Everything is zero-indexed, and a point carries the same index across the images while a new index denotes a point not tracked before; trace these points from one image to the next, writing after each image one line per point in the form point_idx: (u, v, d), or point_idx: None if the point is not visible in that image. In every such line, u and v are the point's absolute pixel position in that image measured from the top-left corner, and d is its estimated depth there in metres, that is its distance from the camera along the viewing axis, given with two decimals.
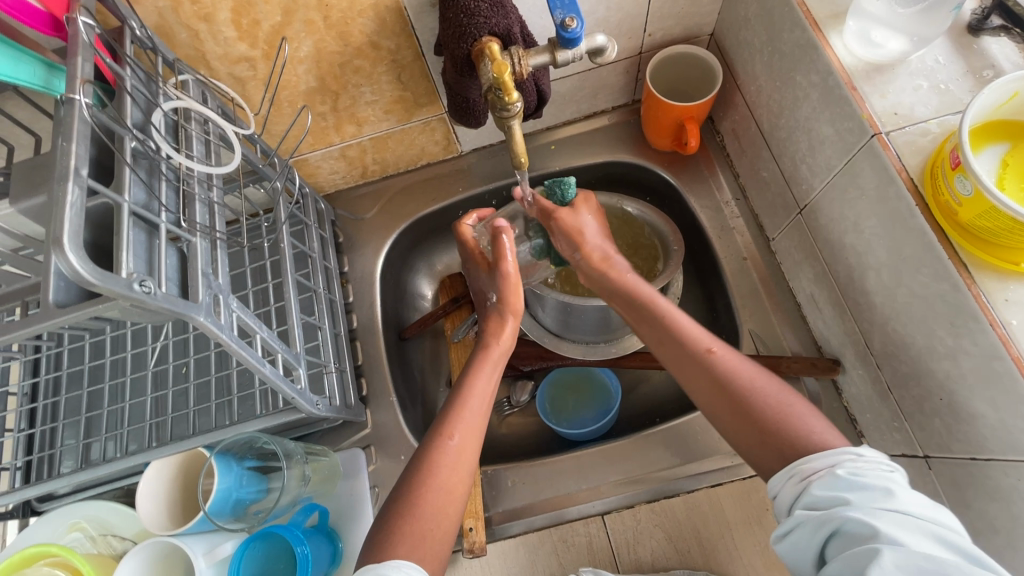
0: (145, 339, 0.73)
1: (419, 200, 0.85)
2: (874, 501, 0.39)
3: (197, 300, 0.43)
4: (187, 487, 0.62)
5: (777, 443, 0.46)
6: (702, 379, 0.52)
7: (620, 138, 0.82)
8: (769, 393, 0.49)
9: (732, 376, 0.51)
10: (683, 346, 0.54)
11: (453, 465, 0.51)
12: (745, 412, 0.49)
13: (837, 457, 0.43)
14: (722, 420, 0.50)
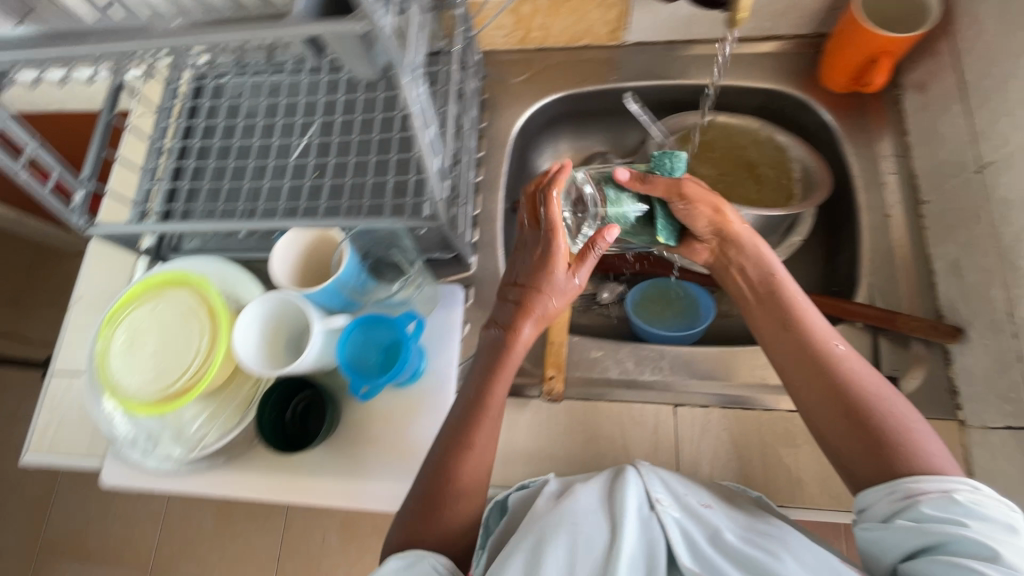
0: (292, 133, 0.77)
1: (567, 79, 0.85)
2: (995, 531, 0.43)
3: (406, 59, 0.45)
4: (313, 263, 0.68)
5: (884, 451, 0.50)
6: (817, 380, 0.55)
7: (790, 67, 0.79)
8: (887, 404, 0.52)
9: (851, 378, 0.54)
10: (807, 343, 0.57)
11: (475, 466, 0.56)
12: (852, 413, 0.52)
13: (953, 486, 0.46)
14: (821, 415, 0.54)
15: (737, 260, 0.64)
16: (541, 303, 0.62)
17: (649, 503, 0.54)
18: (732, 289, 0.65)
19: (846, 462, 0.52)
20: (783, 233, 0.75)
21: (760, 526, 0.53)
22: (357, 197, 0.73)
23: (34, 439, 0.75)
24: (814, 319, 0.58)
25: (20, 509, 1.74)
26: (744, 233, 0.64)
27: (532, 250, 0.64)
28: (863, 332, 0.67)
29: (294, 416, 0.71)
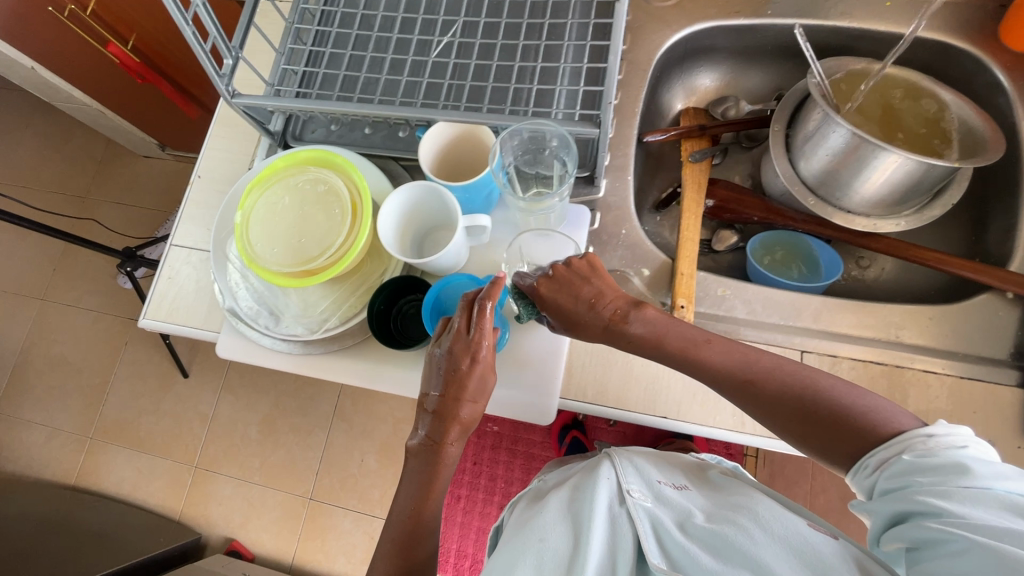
0: (432, 30, 0.76)
1: (717, 9, 0.80)
2: (946, 481, 0.41)
3: None
4: (455, 156, 0.67)
5: (850, 429, 0.48)
6: (755, 401, 0.53)
7: (968, 19, 0.73)
8: (824, 401, 0.50)
9: (781, 389, 0.52)
10: (734, 370, 0.55)
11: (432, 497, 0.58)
12: (804, 414, 0.50)
13: (905, 449, 0.44)
14: (777, 417, 0.52)
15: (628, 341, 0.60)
16: (460, 427, 0.58)
17: (622, 497, 0.57)
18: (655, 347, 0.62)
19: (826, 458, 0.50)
20: (932, 196, 0.71)
21: (732, 501, 0.55)
22: (499, 101, 0.72)
23: (153, 304, 0.77)
24: (731, 360, 0.56)
25: (76, 393, 1.81)
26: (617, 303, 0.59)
27: (442, 371, 0.59)
28: (1011, 303, 0.65)
29: (399, 320, 0.68)
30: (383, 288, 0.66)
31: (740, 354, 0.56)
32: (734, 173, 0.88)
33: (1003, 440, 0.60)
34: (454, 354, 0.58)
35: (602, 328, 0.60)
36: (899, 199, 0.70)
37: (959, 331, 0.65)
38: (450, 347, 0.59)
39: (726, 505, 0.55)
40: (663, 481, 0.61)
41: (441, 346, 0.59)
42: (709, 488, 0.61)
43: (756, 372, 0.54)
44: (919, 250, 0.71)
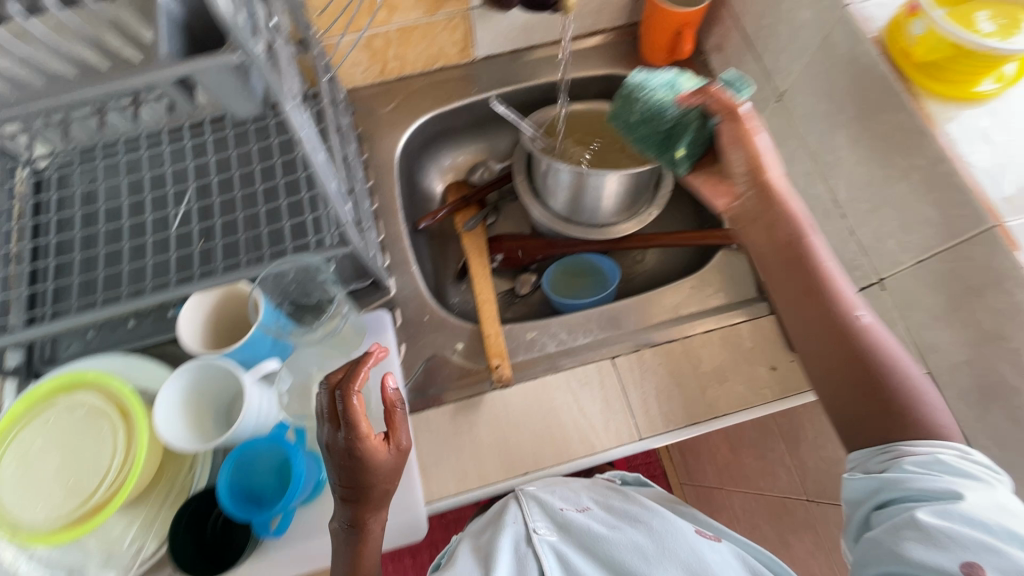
0: (165, 204, 0.74)
1: (433, 102, 0.90)
2: (971, 489, 0.44)
3: (283, 86, 0.47)
4: (222, 318, 0.64)
5: (884, 422, 0.50)
6: (833, 360, 0.53)
7: (618, 56, 0.91)
8: (881, 350, 0.52)
9: (873, 345, 0.52)
10: (851, 312, 0.54)
11: None
12: (853, 371, 0.52)
13: (925, 449, 0.47)
14: (831, 385, 0.54)
15: (761, 222, 0.60)
16: (376, 506, 0.55)
17: (528, 537, 0.65)
18: (751, 257, 0.62)
19: (847, 411, 0.52)
20: (653, 189, 0.85)
21: (627, 512, 0.67)
22: (255, 248, 0.72)
23: None
24: (837, 303, 0.55)
25: None
26: (780, 186, 0.60)
27: (346, 466, 0.52)
28: (741, 250, 0.79)
29: (217, 527, 0.59)
30: (189, 499, 0.59)
31: (857, 300, 0.55)
32: (512, 223, 0.96)
33: (782, 360, 0.71)
34: (346, 448, 0.51)
35: (758, 211, 0.61)
36: (630, 200, 0.84)
37: (714, 288, 0.77)
38: (343, 443, 0.51)
39: (624, 517, 0.67)
40: (566, 508, 0.68)
41: (333, 432, 0.52)
42: (601, 500, 0.71)
43: (866, 317, 0.54)
44: (665, 235, 0.83)
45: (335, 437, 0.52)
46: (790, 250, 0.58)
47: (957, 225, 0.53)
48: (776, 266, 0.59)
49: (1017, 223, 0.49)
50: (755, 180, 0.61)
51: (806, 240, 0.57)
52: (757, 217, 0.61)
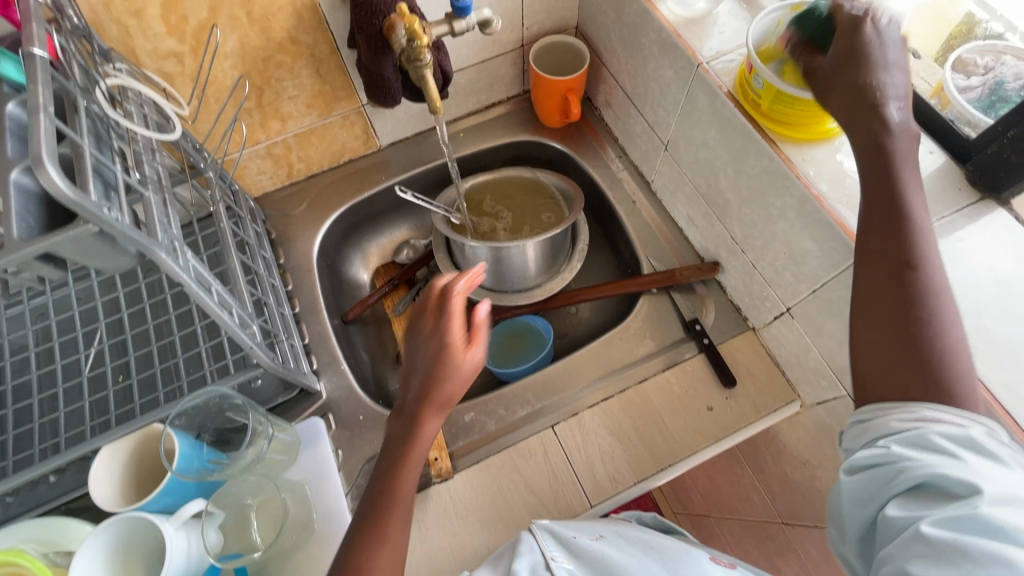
0: (75, 348, 0.71)
1: (345, 194, 0.91)
2: (992, 471, 0.36)
3: (157, 238, 0.48)
4: (144, 465, 0.61)
5: (900, 375, 0.40)
6: (873, 273, 0.43)
7: (520, 122, 0.95)
8: (937, 325, 0.40)
9: (924, 294, 0.41)
10: (903, 231, 0.42)
11: None
12: (900, 317, 0.41)
13: (932, 416, 0.39)
14: (863, 308, 0.43)
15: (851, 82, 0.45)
16: (430, 421, 0.53)
17: (546, 564, 0.50)
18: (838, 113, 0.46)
19: (870, 360, 0.42)
20: (571, 245, 0.87)
21: (643, 543, 0.55)
22: (173, 379, 0.71)
23: None
24: (881, 215, 0.43)
25: None
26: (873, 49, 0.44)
27: (426, 345, 0.55)
28: (662, 293, 0.80)
29: None
30: None
31: (931, 245, 0.42)
32: None
33: (716, 399, 0.72)
34: (431, 328, 0.56)
35: (854, 110, 0.44)
36: (550, 261, 0.85)
37: (642, 335, 0.78)
38: (433, 326, 0.56)
39: (643, 546, 0.55)
40: (579, 535, 0.55)
41: (426, 310, 0.57)
42: (618, 531, 0.59)
43: (928, 268, 0.41)
44: (590, 288, 0.83)
45: (422, 316, 0.57)
46: (863, 147, 0.44)
47: (836, 257, 0.55)
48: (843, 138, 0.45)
49: None
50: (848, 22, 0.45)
51: (880, 141, 0.43)
52: (856, 114, 0.44)
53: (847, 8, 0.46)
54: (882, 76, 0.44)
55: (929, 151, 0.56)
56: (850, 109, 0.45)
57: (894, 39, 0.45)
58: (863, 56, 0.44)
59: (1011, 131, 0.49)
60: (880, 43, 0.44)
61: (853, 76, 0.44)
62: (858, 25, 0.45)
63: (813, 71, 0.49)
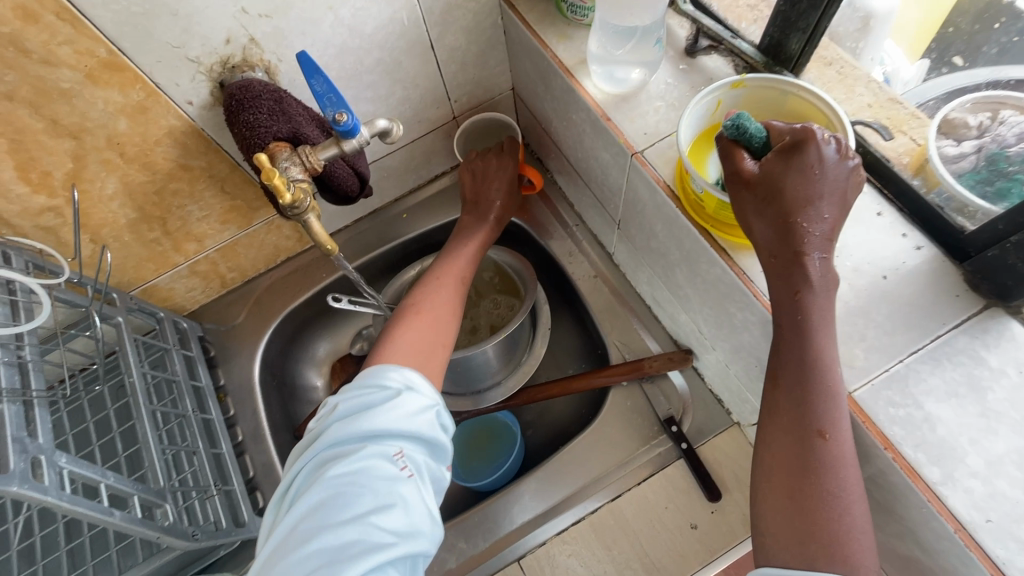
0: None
1: (285, 296, 0.84)
2: None
3: (5, 469, 0.42)
4: None
5: (808, 546, 0.35)
6: (782, 433, 0.38)
7: None
8: (838, 505, 0.36)
9: (827, 467, 0.37)
10: (814, 395, 0.38)
11: (433, 322, 0.60)
12: (798, 488, 0.37)
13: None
14: (770, 470, 0.39)
15: (781, 207, 0.39)
16: (467, 246, 0.71)
17: None
18: (759, 237, 0.40)
19: (770, 527, 0.38)
20: (531, 329, 0.80)
21: None
22: (103, 547, 0.64)
23: None
24: (795, 368, 0.39)
25: None
26: (803, 176, 0.39)
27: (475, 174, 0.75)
28: (633, 386, 0.71)
29: None
30: None
31: (844, 411, 0.38)
32: None
33: (701, 515, 0.63)
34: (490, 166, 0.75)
35: (776, 253, 0.40)
36: (509, 353, 0.77)
37: (615, 438, 0.69)
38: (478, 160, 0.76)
39: None
40: None
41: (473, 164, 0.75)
42: None
43: (837, 439, 0.37)
44: (555, 384, 0.74)
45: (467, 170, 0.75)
46: (781, 292, 0.40)
47: None
48: (766, 247, 0.40)
49: (862, 391, 0.41)
50: (799, 140, 0.39)
51: (799, 295, 0.39)
52: (776, 258, 0.40)
53: (789, 130, 0.40)
54: (810, 219, 0.38)
55: (914, 247, 0.46)
56: (771, 252, 0.40)
57: (834, 180, 0.39)
58: (790, 194, 0.39)
59: (1015, 235, 0.39)
60: (817, 182, 0.38)
61: (776, 209, 0.39)
62: (805, 148, 0.39)
63: (741, 175, 0.41)
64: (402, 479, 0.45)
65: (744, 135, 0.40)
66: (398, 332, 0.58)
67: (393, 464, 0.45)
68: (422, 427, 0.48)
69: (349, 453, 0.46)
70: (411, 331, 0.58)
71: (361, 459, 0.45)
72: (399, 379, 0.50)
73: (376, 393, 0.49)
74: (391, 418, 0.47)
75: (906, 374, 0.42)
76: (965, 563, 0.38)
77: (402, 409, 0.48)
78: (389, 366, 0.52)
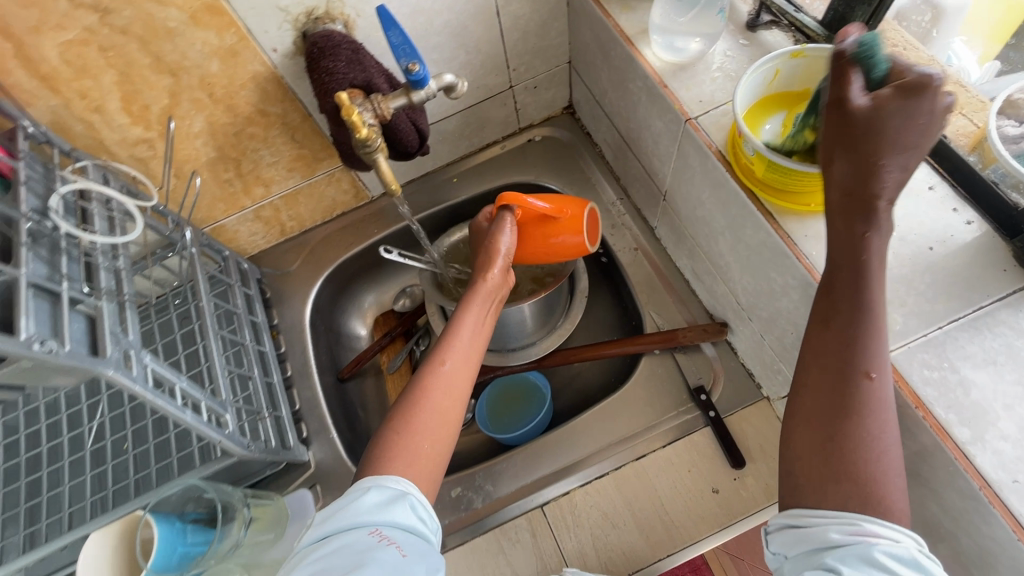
0: (78, 422, 0.71)
1: (338, 247, 0.89)
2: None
3: (104, 355, 0.47)
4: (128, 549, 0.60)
5: (843, 483, 0.38)
6: (826, 375, 0.40)
7: (515, 162, 0.89)
8: (876, 441, 0.38)
9: (869, 408, 0.39)
10: (861, 339, 0.39)
11: (446, 390, 0.54)
12: (837, 425, 0.39)
13: (871, 530, 0.36)
14: (810, 413, 0.40)
15: (871, 145, 0.37)
16: (472, 312, 0.60)
17: None
18: (835, 171, 0.39)
19: (804, 460, 0.40)
20: (569, 296, 0.82)
21: None
22: (167, 454, 0.70)
23: None
24: (845, 313, 0.40)
25: None
26: (909, 121, 0.36)
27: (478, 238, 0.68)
28: (665, 355, 0.73)
29: None
30: None
31: (887, 355, 0.40)
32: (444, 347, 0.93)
33: (724, 481, 0.65)
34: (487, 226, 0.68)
35: (850, 193, 0.38)
36: (546, 316, 0.80)
37: (643, 403, 0.71)
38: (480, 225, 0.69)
39: None
40: None
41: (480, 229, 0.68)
42: None
43: (882, 381, 0.39)
44: (586, 349, 0.77)
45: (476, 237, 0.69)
46: (838, 237, 0.40)
47: None
48: (839, 185, 0.39)
49: (898, 352, 0.43)
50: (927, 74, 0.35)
51: (860, 242, 0.39)
52: (850, 199, 0.39)
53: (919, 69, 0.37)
54: (893, 168, 0.37)
55: (965, 221, 0.46)
56: (845, 192, 0.39)
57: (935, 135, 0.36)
58: (887, 140, 0.36)
59: None
60: (922, 129, 0.36)
61: (865, 154, 0.37)
62: (927, 94, 0.35)
63: (843, 102, 0.38)
64: (375, 551, 0.43)
65: (868, 60, 0.38)
66: (398, 430, 0.52)
67: (365, 539, 0.44)
68: (394, 507, 0.46)
69: (324, 550, 0.44)
70: (410, 432, 0.51)
71: (333, 547, 0.44)
72: (371, 484, 0.48)
73: (347, 494, 0.48)
74: (359, 505, 0.46)
75: (942, 340, 0.43)
76: (988, 522, 0.39)
77: (372, 500, 0.47)
78: (371, 484, 0.48)
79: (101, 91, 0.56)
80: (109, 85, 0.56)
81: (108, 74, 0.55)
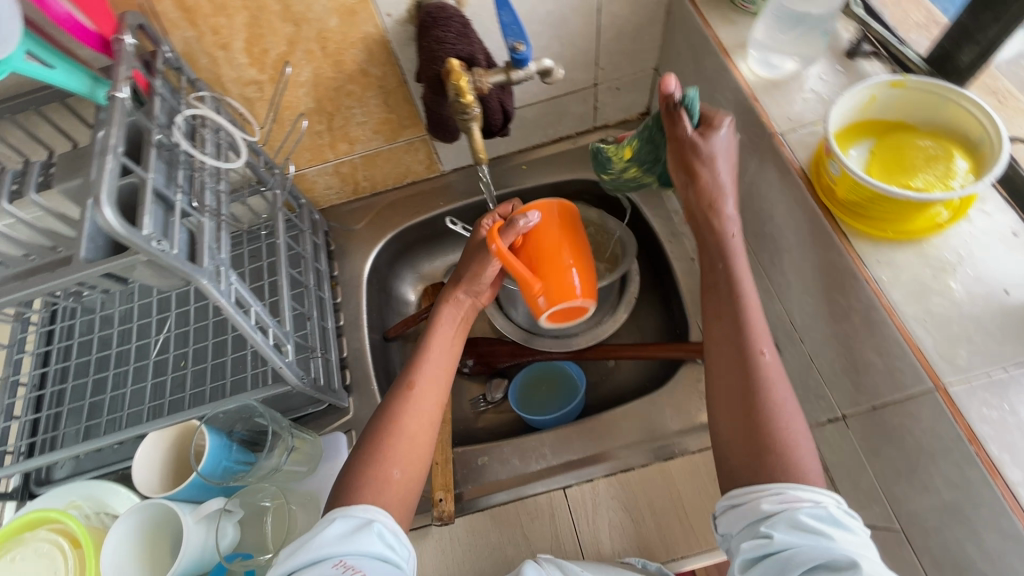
0: (148, 332, 0.77)
1: (403, 214, 0.93)
2: (850, 542, 0.42)
3: (202, 265, 0.51)
4: (180, 451, 0.67)
5: (767, 449, 0.48)
6: (729, 363, 0.52)
7: (585, 159, 0.91)
8: (769, 407, 0.49)
9: (758, 386, 0.50)
10: (744, 330, 0.52)
11: (415, 415, 0.57)
12: (743, 403, 0.50)
13: (794, 497, 0.45)
14: (720, 399, 0.51)
15: (685, 185, 0.58)
16: (442, 335, 0.64)
17: None
18: (684, 198, 0.59)
19: (730, 439, 0.50)
20: (618, 294, 0.84)
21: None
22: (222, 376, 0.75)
23: None
24: (727, 310, 0.54)
25: None
26: (710, 155, 0.56)
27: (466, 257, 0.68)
28: None
29: None
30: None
31: (767, 334, 0.53)
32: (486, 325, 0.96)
33: None
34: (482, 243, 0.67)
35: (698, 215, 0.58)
36: (594, 309, 0.82)
37: (678, 408, 0.72)
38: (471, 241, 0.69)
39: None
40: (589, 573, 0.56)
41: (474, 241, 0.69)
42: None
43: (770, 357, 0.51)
44: (629, 347, 0.78)
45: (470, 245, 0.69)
46: (712, 252, 0.56)
47: (900, 379, 0.47)
48: (700, 215, 0.58)
49: (958, 386, 0.43)
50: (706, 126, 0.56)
51: (729, 249, 0.56)
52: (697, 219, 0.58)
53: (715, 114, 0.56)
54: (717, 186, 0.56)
55: None
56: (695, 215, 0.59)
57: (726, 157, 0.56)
58: (703, 163, 0.56)
59: None
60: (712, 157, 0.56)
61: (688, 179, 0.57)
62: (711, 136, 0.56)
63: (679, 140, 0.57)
64: None
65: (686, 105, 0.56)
66: (367, 452, 0.55)
67: (330, 571, 0.45)
68: (359, 536, 0.48)
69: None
70: (383, 455, 0.55)
71: None
72: (338, 515, 0.50)
73: (315, 526, 0.49)
74: (322, 537, 0.47)
75: (1005, 382, 0.43)
76: None
77: (338, 530, 0.48)
78: (338, 517, 0.50)
79: (230, 30, 0.61)
80: (239, 26, 0.61)
81: (242, 15, 0.60)
